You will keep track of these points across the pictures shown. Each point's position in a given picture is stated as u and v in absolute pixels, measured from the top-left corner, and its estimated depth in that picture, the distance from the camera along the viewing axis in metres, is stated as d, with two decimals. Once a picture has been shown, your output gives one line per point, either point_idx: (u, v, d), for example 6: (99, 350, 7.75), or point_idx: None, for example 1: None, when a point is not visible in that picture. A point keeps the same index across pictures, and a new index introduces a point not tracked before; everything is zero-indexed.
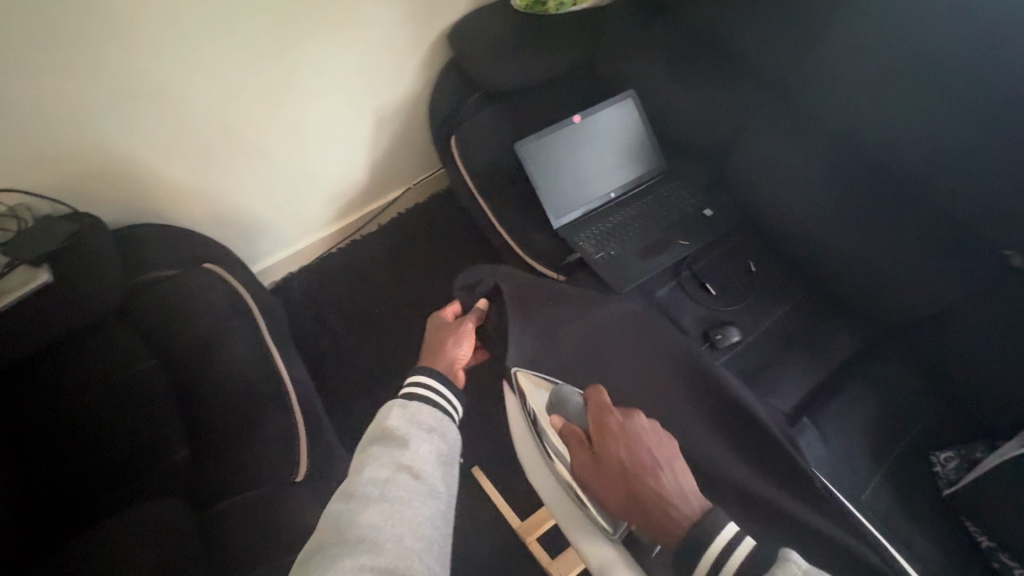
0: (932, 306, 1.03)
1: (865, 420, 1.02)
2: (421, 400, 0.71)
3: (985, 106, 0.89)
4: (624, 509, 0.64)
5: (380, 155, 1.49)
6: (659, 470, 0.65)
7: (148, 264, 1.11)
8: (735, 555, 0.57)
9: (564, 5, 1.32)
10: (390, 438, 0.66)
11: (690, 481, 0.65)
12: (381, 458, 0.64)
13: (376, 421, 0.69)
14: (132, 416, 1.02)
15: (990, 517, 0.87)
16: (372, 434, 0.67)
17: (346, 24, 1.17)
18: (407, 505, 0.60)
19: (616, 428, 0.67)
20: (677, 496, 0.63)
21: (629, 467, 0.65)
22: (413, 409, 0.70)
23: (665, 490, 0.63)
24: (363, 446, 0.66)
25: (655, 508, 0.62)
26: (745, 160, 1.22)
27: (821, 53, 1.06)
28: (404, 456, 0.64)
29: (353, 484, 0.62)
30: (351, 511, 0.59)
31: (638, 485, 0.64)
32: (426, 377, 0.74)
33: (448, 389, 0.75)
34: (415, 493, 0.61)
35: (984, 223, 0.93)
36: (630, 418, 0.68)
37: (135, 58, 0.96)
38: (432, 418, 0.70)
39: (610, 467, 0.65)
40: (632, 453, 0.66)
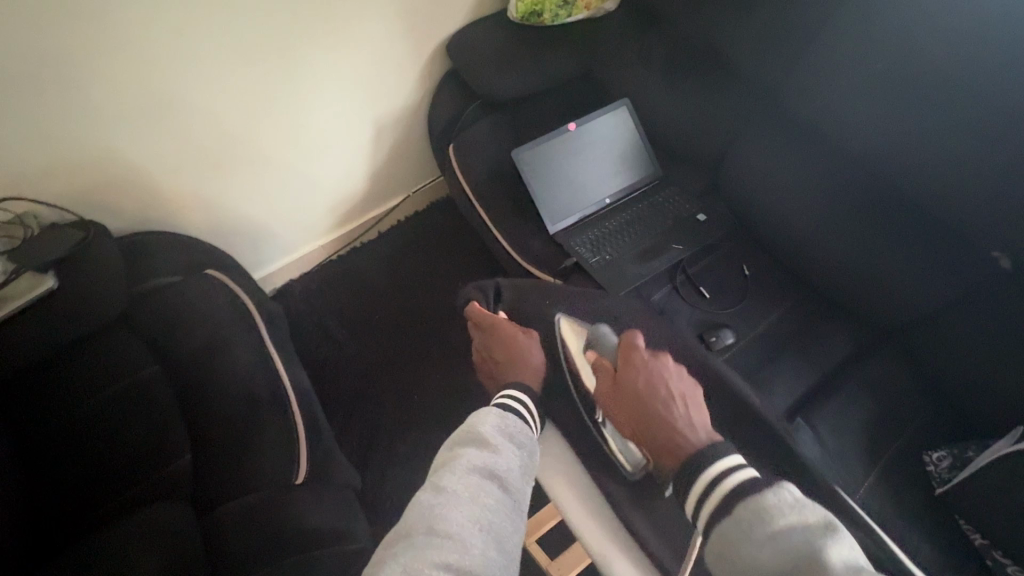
0: (924, 308, 1.05)
1: (858, 421, 1.03)
2: (515, 415, 0.74)
3: (966, 114, 0.91)
4: (637, 432, 0.76)
5: (380, 163, 1.52)
6: (671, 400, 0.75)
7: (151, 272, 1.14)
8: (728, 479, 0.61)
9: (558, 18, 1.35)
10: (484, 443, 0.67)
11: (700, 417, 0.74)
12: (473, 461, 0.64)
13: (467, 423, 0.70)
14: (136, 421, 1.04)
15: (980, 514, 0.88)
16: (466, 435, 0.68)
17: (347, 37, 1.20)
18: (494, 518, 0.60)
19: (640, 362, 0.79)
20: (683, 424, 0.72)
21: (645, 394, 0.76)
22: (508, 420, 0.71)
23: (674, 420, 0.72)
24: (456, 441, 0.67)
25: (663, 431, 0.72)
26: (743, 163, 1.23)
27: (810, 62, 1.09)
28: (494, 464, 0.64)
29: (444, 477, 0.62)
30: (441, 507, 0.58)
31: (650, 412, 0.74)
32: (515, 393, 0.79)
33: (532, 402, 0.79)
34: (501, 503, 0.62)
35: (973, 225, 0.95)
36: (654, 359, 0.80)
37: (143, 70, 1.00)
38: (524, 435, 0.71)
39: (629, 390, 0.77)
40: (653, 384, 0.77)
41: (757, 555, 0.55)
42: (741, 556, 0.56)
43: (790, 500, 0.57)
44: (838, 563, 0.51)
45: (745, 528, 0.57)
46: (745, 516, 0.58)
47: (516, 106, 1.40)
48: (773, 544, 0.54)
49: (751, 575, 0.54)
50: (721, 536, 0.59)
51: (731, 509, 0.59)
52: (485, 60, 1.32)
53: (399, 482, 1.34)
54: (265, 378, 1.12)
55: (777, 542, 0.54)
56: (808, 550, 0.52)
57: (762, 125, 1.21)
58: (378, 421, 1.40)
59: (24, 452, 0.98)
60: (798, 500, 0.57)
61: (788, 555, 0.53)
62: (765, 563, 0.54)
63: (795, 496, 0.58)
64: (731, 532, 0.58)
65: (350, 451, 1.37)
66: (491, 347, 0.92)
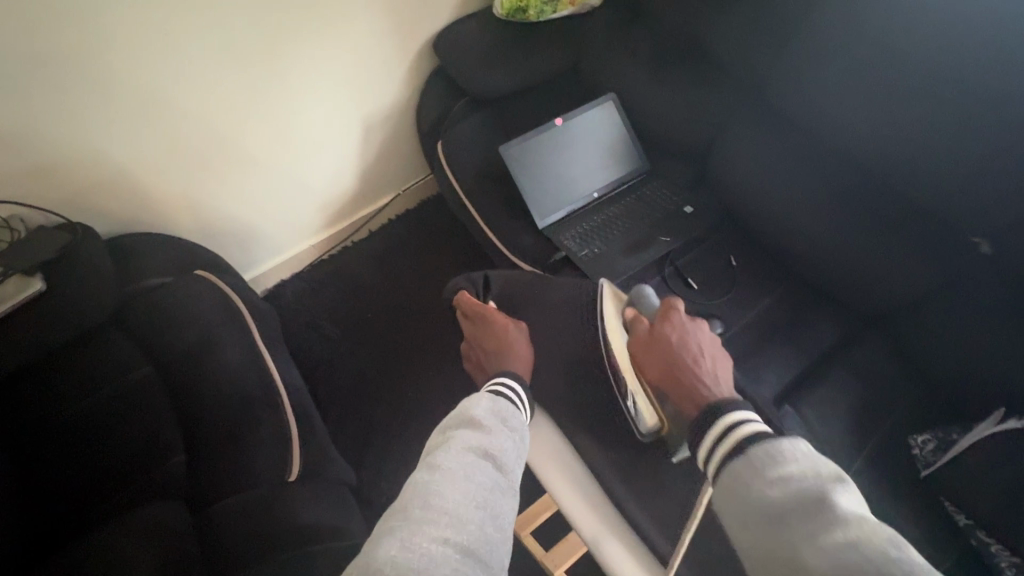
0: (908, 294, 1.06)
1: (846, 407, 1.04)
2: (506, 400, 0.76)
3: (947, 101, 0.93)
4: (659, 381, 0.76)
5: (369, 162, 1.52)
6: (702, 359, 0.76)
7: (140, 273, 1.14)
8: (743, 428, 0.62)
9: (544, 13, 1.36)
10: (476, 426, 0.68)
11: (725, 378, 0.75)
12: (467, 442, 0.65)
13: (461, 408, 0.71)
14: (129, 422, 1.04)
15: (964, 494, 0.90)
16: (459, 418, 0.69)
17: (334, 36, 1.20)
18: (491, 494, 0.61)
19: (679, 320, 0.80)
20: (709, 379, 0.72)
21: (676, 347, 0.77)
22: (499, 406, 0.73)
23: (701, 373, 0.73)
24: (450, 425, 0.68)
25: (688, 382, 0.72)
26: (729, 155, 1.24)
27: (791, 53, 1.10)
28: (487, 444, 0.66)
29: (439, 456, 0.63)
30: (437, 482, 0.59)
31: (677, 362, 0.75)
32: (507, 380, 0.81)
33: (522, 387, 0.81)
34: (496, 481, 0.63)
35: (955, 211, 0.97)
36: (694, 323, 0.81)
37: (130, 70, 0.99)
38: (514, 418, 0.73)
39: (661, 342, 0.78)
40: (685, 340, 0.78)
41: (764, 494, 0.56)
42: (750, 496, 0.57)
43: (806, 452, 0.57)
44: (846, 510, 0.52)
45: (755, 471, 0.58)
46: (759, 459, 0.58)
47: (503, 103, 1.41)
48: (784, 490, 0.55)
49: (755, 511, 0.56)
50: (730, 477, 0.60)
51: (743, 454, 0.60)
52: (472, 57, 1.33)
53: (393, 479, 1.34)
54: (257, 377, 1.13)
55: (785, 484, 0.55)
56: (819, 498, 0.53)
57: (748, 116, 1.22)
58: (371, 420, 1.41)
59: (15, 455, 0.97)
60: (813, 453, 0.57)
61: (798, 500, 0.54)
62: (772, 503, 0.55)
63: (808, 448, 0.58)
64: (742, 475, 0.58)
65: (344, 449, 1.37)
66: (481, 339, 0.93)
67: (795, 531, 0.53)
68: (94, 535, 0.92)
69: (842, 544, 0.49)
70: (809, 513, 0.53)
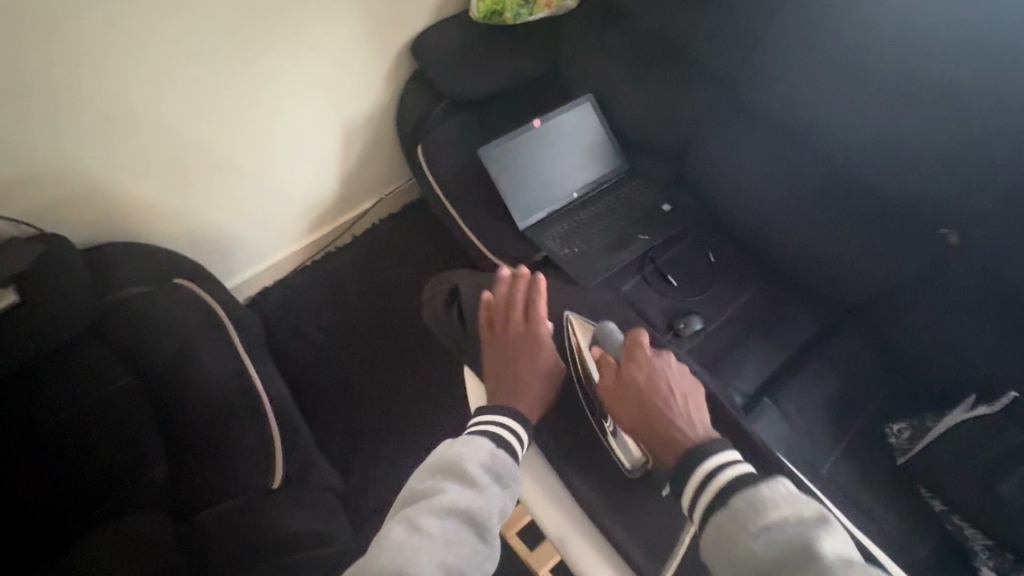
0: (882, 285, 1.09)
1: (824, 397, 1.06)
2: (502, 452, 0.73)
3: (914, 96, 0.96)
4: (635, 430, 0.76)
5: (351, 167, 1.51)
6: (672, 399, 0.76)
7: (118, 282, 1.11)
8: (723, 474, 0.65)
9: (521, 16, 1.35)
10: (467, 483, 0.68)
11: (699, 416, 0.76)
12: (453, 500, 0.65)
13: (455, 453, 0.70)
14: (109, 434, 1.02)
15: (939, 480, 0.92)
16: (451, 467, 0.69)
17: (311, 41, 1.20)
18: (468, 562, 0.62)
19: (644, 358, 0.79)
20: (683, 424, 0.73)
21: (646, 390, 0.77)
22: (496, 460, 0.71)
23: (674, 418, 0.74)
24: (441, 477, 0.68)
25: (664, 432, 0.73)
26: (705, 153, 1.26)
27: (764, 50, 1.12)
28: (475, 505, 0.66)
29: (423, 514, 0.64)
30: (418, 546, 0.60)
31: (649, 408, 0.76)
32: (505, 419, 0.77)
33: (526, 433, 0.78)
34: (475, 548, 0.64)
35: (927, 202, 0.99)
36: (659, 357, 0.81)
37: (103, 80, 0.99)
38: (508, 475, 0.71)
39: (631, 388, 0.78)
40: (654, 380, 0.78)
41: (750, 547, 0.58)
42: (734, 549, 0.59)
43: (787, 494, 0.60)
44: (831, 556, 0.54)
45: (739, 521, 0.60)
46: (740, 509, 0.61)
47: (483, 106, 1.41)
48: (767, 540, 0.57)
49: (742, 564, 0.57)
50: (717, 528, 0.62)
51: (727, 502, 0.62)
52: (452, 60, 1.33)
53: (380, 484, 1.34)
54: (240, 385, 1.12)
55: (770, 534, 0.58)
56: (802, 546, 0.56)
57: (724, 114, 1.24)
58: (357, 425, 1.40)
59: None
60: (794, 495, 0.60)
61: (782, 550, 0.56)
62: (758, 555, 0.57)
63: (789, 489, 0.61)
64: (726, 526, 0.61)
65: (330, 456, 1.36)
66: (525, 354, 0.87)
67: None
68: (76, 548, 0.91)
69: None
70: (796, 561, 0.55)
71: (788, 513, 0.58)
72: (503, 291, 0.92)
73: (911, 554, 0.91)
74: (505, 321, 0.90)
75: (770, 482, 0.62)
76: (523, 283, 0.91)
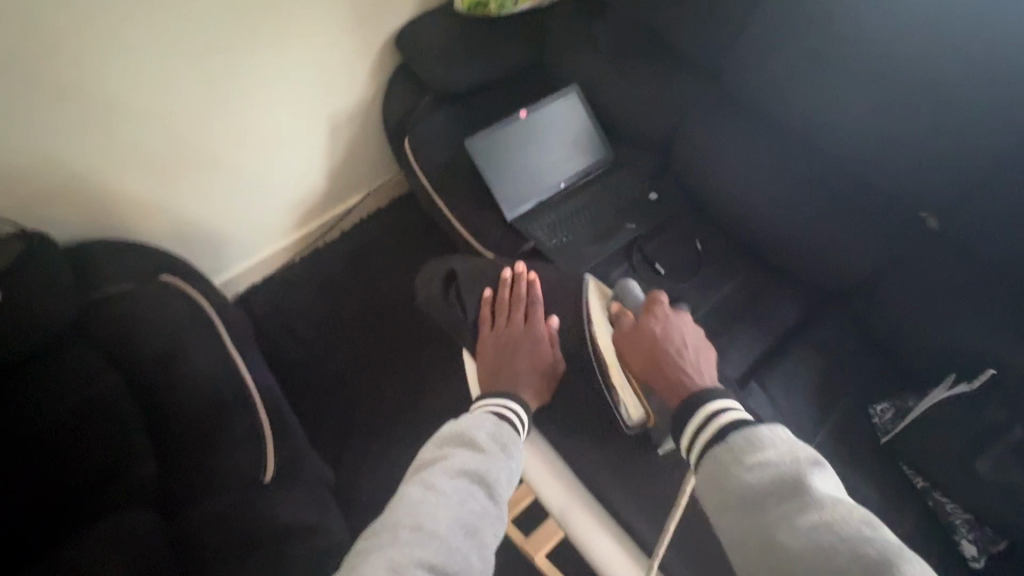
0: (863, 269, 1.11)
1: (809, 380, 1.08)
2: (508, 422, 0.73)
3: (893, 82, 0.97)
4: (645, 374, 0.80)
5: (338, 160, 1.50)
6: (684, 349, 0.81)
7: (101, 279, 1.10)
8: (726, 413, 0.66)
9: (506, 7, 1.34)
10: (476, 448, 0.68)
11: (707, 366, 0.80)
12: (463, 465, 0.65)
13: (462, 424, 0.71)
14: (96, 432, 1.01)
15: (921, 458, 0.94)
16: (459, 436, 0.69)
17: (295, 32, 1.19)
18: (479, 523, 0.61)
19: (662, 313, 0.85)
20: (692, 371, 0.77)
21: (660, 339, 0.81)
22: (503, 430, 0.72)
23: (684, 366, 0.78)
24: (450, 444, 0.68)
25: (672, 376, 0.77)
26: (690, 142, 1.26)
27: (746, 38, 1.13)
28: (484, 469, 0.65)
29: (434, 476, 0.63)
30: (429, 504, 0.60)
31: (661, 354, 0.80)
32: (506, 399, 0.77)
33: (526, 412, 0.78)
34: (487, 509, 0.63)
35: (907, 186, 1.01)
36: (676, 315, 0.86)
37: (84, 71, 0.97)
38: (515, 444, 0.71)
39: (644, 338, 0.82)
40: (670, 331, 0.83)
41: (744, 479, 0.60)
42: (729, 481, 0.61)
43: (785, 438, 0.62)
44: (820, 492, 0.56)
45: (736, 456, 0.61)
46: (738, 446, 0.62)
47: (469, 97, 1.41)
48: (761, 476, 0.59)
49: (735, 496, 0.60)
50: (714, 462, 0.63)
51: (727, 440, 0.63)
52: (436, 51, 1.32)
53: (374, 477, 1.34)
54: (228, 381, 1.11)
55: (764, 469, 0.59)
56: (794, 482, 0.58)
57: (708, 103, 1.24)
58: (349, 419, 1.40)
59: None
60: (791, 439, 0.62)
61: (775, 485, 0.58)
62: (751, 488, 0.59)
63: (785, 433, 0.62)
64: (723, 461, 0.62)
65: (322, 451, 1.36)
66: (525, 343, 0.90)
67: (773, 515, 0.57)
68: (70, 544, 0.92)
69: (815, 524, 0.54)
70: (786, 496, 0.57)
71: (784, 453, 0.60)
72: (503, 289, 0.95)
73: (894, 529, 0.93)
74: (506, 318, 0.93)
75: (771, 425, 0.63)
76: (523, 283, 0.95)
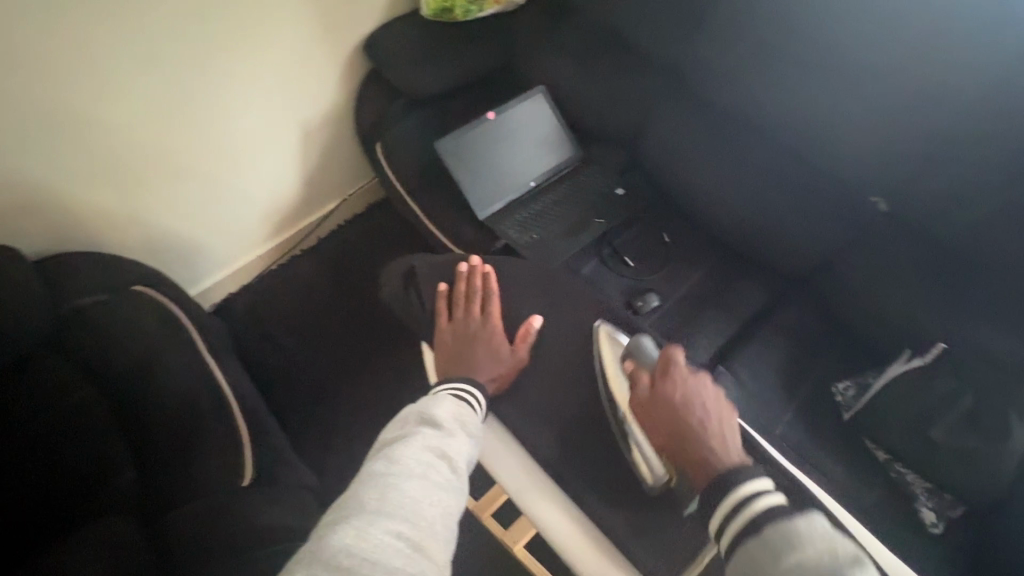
0: (822, 254, 1.15)
1: (774, 362, 1.12)
2: (465, 401, 0.77)
3: (840, 74, 1.02)
4: (669, 448, 0.78)
5: (312, 168, 1.52)
6: (707, 420, 0.77)
7: (75, 292, 1.09)
8: (761, 501, 0.63)
9: (471, 13, 1.40)
10: (436, 425, 0.70)
11: (733, 436, 0.77)
12: (426, 440, 0.68)
13: (424, 405, 0.73)
14: (76, 443, 1.01)
15: (882, 430, 0.98)
16: (420, 416, 0.71)
17: (263, 41, 1.20)
18: (443, 493, 0.63)
19: (679, 378, 0.81)
20: (720, 448, 0.73)
21: (681, 409, 0.79)
22: (461, 407, 0.75)
23: (709, 440, 0.75)
24: (413, 422, 0.71)
25: (699, 452, 0.74)
26: (655, 138, 1.30)
27: (703, 35, 1.17)
28: (446, 444, 0.68)
29: (396, 451, 0.65)
30: (393, 478, 0.62)
31: (684, 428, 0.77)
32: (465, 384, 0.80)
33: (483, 393, 0.81)
34: (450, 480, 0.65)
35: (859, 172, 1.06)
36: (695, 376, 0.82)
37: (51, 82, 0.97)
38: (472, 421, 0.74)
39: (664, 408, 0.79)
40: (690, 398, 0.80)
41: None
42: None
43: (823, 532, 0.58)
44: None
45: (773, 551, 0.58)
46: (773, 541, 0.59)
47: (439, 102, 1.44)
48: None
49: None
50: (748, 557, 0.60)
51: (759, 533, 0.60)
52: (405, 57, 1.35)
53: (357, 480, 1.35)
54: (205, 387, 1.12)
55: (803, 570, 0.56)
56: None
57: (670, 99, 1.29)
58: (330, 424, 1.41)
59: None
60: (828, 531, 0.59)
61: None
62: None
63: (822, 525, 0.59)
64: (756, 557, 0.59)
65: (304, 456, 1.36)
66: (482, 334, 0.92)
67: None
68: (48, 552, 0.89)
69: None
70: None
71: (825, 551, 0.57)
72: (459, 283, 0.97)
73: (859, 501, 0.97)
74: (464, 310, 0.95)
75: (806, 516, 0.60)
76: (479, 276, 0.97)
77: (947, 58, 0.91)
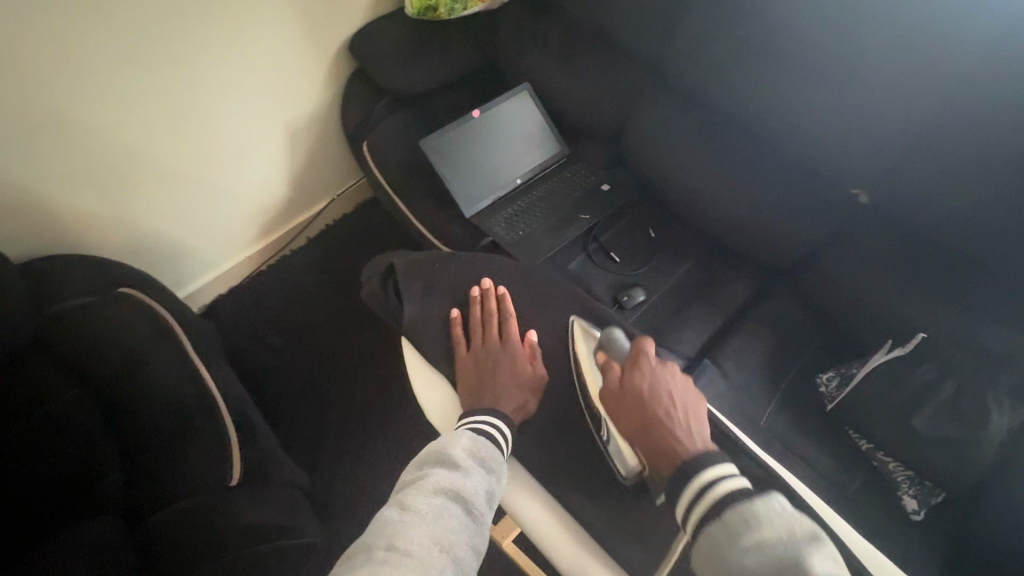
0: (805, 246, 1.16)
1: (758, 354, 1.13)
2: (484, 438, 0.77)
3: (819, 69, 1.03)
4: (634, 436, 0.76)
5: (299, 168, 1.52)
6: (673, 408, 0.75)
7: (58, 295, 1.07)
8: (723, 485, 0.62)
9: (455, 11, 1.37)
10: (451, 464, 0.70)
11: (700, 426, 0.74)
12: (440, 481, 0.68)
13: (440, 445, 0.74)
14: (61, 444, 0.99)
15: (865, 420, 1.00)
16: (437, 455, 0.72)
17: (246, 40, 1.20)
18: (457, 537, 0.62)
19: (647, 367, 0.80)
20: (682, 436, 0.71)
21: (647, 398, 0.77)
22: (478, 445, 0.75)
23: (673, 428, 0.72)
24: (429, 464, 0.71)
25: (661, 438, 0.72)
26: (640, 134, 1.31)
27: (684, 31, 1.18)
28: (461, 484, 0.68)
29: (410, 496, 0.65)
30: (406, 522, 0.61)
31: (648, 415, 0.75)
32: (489, 418, 0.81)
33: (506, 426, 0.82)
34: (465, 523, 0.64)
35: (839, 165, 1.07)
36: (664, 366, 0.81)
37: (29, 85, 0.96)
38: (492, 459, 0.74)
39: (630, 395, 0.78)
40: (657, 389, 0.78)
41: (740, 560, 0.56)
42: (725, 562, 0.57)
43: (782, 512, 0.58)
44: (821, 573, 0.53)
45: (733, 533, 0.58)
46: (732, 523, 0.59)
47: (425, 100, 1.44)
48: (757, 556, 0.55)
49: None
50: (709, 539, 0.59)
51: (720, 517, 0.60)
52: (389, 57, 1.35)
53: (348, 478, 1.35)
54: (192, 388, 1.12)
55: (761, 549, 0.56)
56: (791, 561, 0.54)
57: (653, 95, 1.29)
58: (321, 423, 1.41)
59: None
60: (789, 512, 0.58)
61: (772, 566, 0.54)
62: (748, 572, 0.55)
63: (782, 506, 0.59)
64: (716, 539, 0.59)
65: (294, 455, 1.37)
66: (502, 357, 0.92)
67: None
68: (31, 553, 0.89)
69: None
70: None
71: (782, 529, 0.56)
72: (476, 309, 0.98)
73: (842, 490, 0.98)
74: (482, 336, 0.95)
75: (766, 496, 0.60)
76: (493, 300, 0.98)
77: (924, 51, 0.92)
